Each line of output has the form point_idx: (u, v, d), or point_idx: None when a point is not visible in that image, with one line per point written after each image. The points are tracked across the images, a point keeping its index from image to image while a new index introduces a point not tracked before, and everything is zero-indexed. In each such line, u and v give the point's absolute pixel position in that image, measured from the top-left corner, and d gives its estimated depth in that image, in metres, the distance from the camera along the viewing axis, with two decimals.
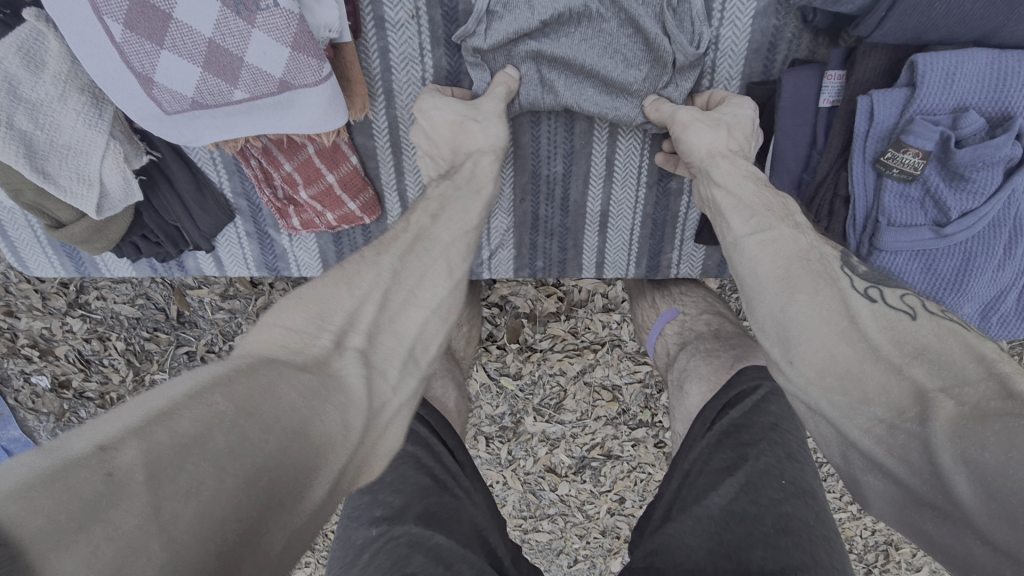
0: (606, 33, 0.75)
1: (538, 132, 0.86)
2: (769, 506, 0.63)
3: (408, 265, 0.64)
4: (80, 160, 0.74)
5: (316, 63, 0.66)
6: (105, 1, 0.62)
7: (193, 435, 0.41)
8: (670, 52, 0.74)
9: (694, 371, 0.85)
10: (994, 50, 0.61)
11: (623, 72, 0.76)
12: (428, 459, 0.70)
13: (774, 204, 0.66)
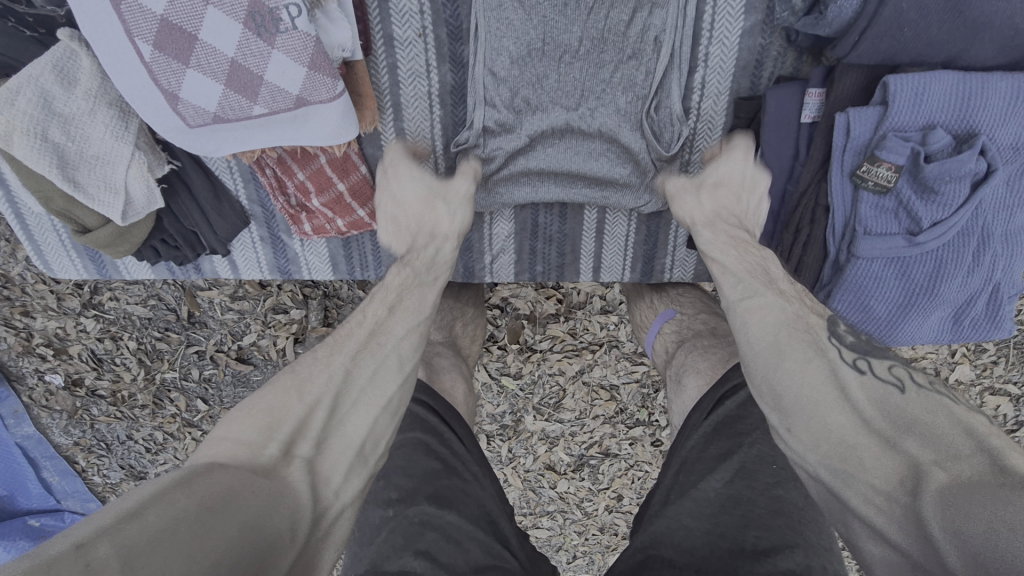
0: (590, 144, 0.88)
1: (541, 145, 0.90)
2: (763, 489, 0.68)
3: (360, 363, 0.66)
4: (108, 169, 0.79)
5: (330, 81, 0.71)
6: (135, 24, 0.67)
7: (160, 530, 0.45)
8: (657, 120, 0.86)
9: (691, 365, 0.89)
10: (960, 71, 0.66)
11: (605, 155, 0.89)
12: (437, 444, 0.75)
13: (758, 270, 0.69)
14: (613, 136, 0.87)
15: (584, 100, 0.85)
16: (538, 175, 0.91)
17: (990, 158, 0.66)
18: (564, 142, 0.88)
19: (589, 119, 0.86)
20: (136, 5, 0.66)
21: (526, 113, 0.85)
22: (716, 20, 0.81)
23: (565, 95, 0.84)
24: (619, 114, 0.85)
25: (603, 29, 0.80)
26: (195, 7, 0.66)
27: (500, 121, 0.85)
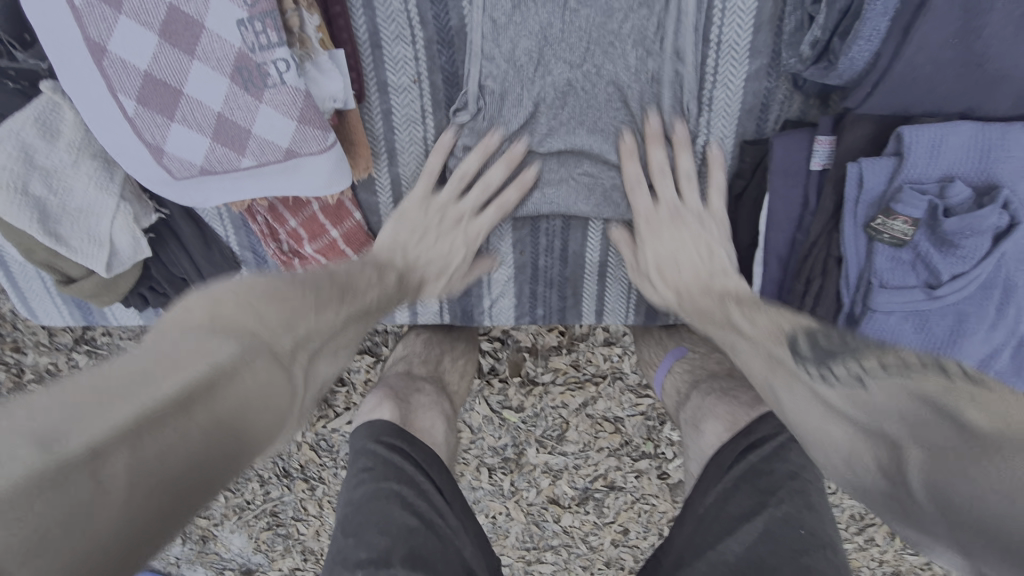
0: (596, 176, 0.82)
1: (545, 174, 0.83)
2: (788, 557, 0.60)
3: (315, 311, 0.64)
4: (92, 221, 0.77)
5: (321, 134, 0.68)
6: (118, 80, 0.64)
7: (180, 426, 0.44)
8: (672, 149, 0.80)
9: (710, 409, 0.83)
10: (979, 122, 0.63)
11: (614, 186, 0.83)
12: (415, 498, 0.70)
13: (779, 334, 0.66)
14: (617, 165, 0.81)
15: (591, 56, 0.75)
16: (544, 153, 0.82)
17: (1013, 212, 0.63)
18: (565, 180, 0.83)
19: (595, 77, 0.76)
20: (117, 60, 0.63)
21: (525, 136, 0.80)
22: (720, 64, 0.76)
23: (568, 119, 0.79)
24: (626, 149, 0.80)
25: (613, 72, 0.76)
26: (180, 61, 0.64)
27: (494, 158, 0.81)
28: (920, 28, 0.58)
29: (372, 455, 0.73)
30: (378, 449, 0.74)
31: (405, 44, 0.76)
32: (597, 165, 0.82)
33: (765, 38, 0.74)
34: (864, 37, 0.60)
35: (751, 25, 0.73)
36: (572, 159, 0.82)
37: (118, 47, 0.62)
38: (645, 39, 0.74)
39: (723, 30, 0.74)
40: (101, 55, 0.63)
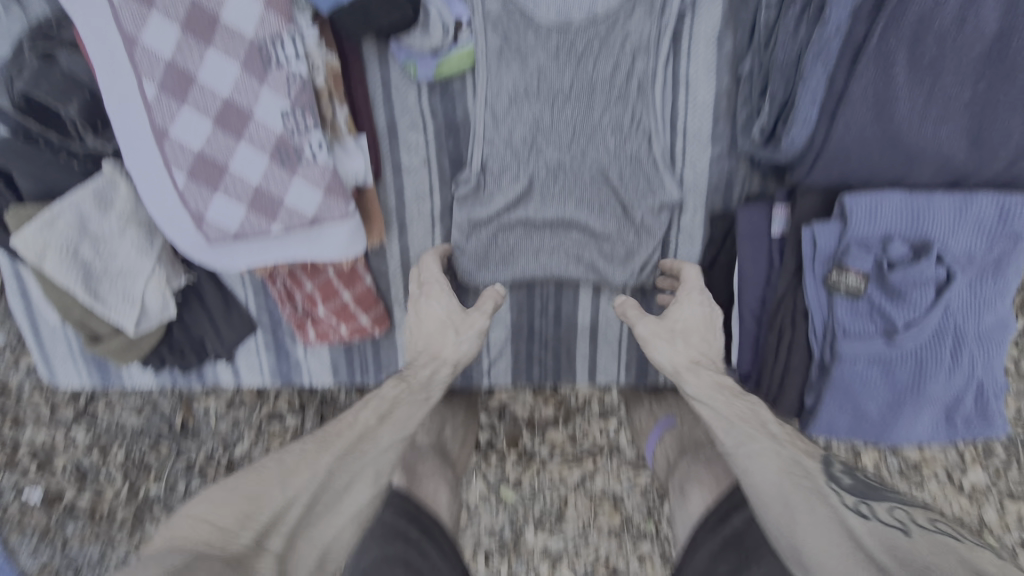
0: (583, 245, 0.93)
1: (539, 242, 0.93)
2: None
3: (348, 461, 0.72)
4: (127, 283, 0.85)
5: (343, 203, 0.79)
6: (174, 157, 0.75)
7: None
8: (654, 219, 0.89)
9: (694, 475, 0.87)
10: (907, 190, 0.73)
11: (600, 253, 0.93)
12: (418, 562, 0.76)
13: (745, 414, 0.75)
14: (600, 234, 0.91)
15: (576, 141, 0.87)
16: (537, 223, 0.92)
17: (948, 265, 0.73)
18: (556, 248, 0.93)
19: (580, 160, 0.87)
20: (176, 141, 0.74)
21: (519, 207, 0.90)
22: (688, 149, 0.88)
23: (557, 195, 0.90)
24: (609, 222, 0.91)
25: (596, 156, 0.87)
26: (229, 142, 0.75)
27: (493, 227, 0.91)
28: (845, 113, 0.67)
29: (381, 522, 0.79)
30: (384, 516, 0.80)
31: (417, 131, 0.89)
32: (584, 234, 0.92)
33: (725, 127, 0.87)
34: (800, 123, 0.69)
35: (711, 116, 0.86)
36: (563, 229, 0.92)
37: (179, 131, 0.74)
38: (623, 127, 0.86)
39: (690, 121, 0.87)
40: (162, 137, 0.74)
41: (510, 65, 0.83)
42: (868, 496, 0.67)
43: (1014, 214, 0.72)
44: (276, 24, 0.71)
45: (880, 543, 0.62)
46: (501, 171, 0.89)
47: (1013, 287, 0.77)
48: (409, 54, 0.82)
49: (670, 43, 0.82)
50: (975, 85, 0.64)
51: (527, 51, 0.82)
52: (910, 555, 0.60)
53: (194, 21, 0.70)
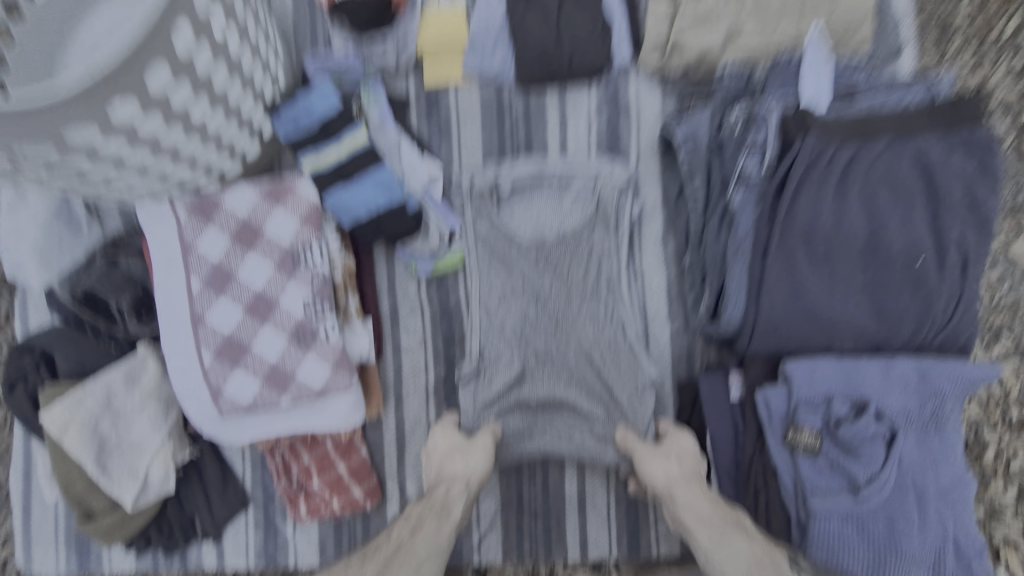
0: (574, 427, 0.98)
1: (532, 424, 0.98)
2: None
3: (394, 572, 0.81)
4: (135, 457, 0.90)
5: (348, 377, 0.89)
6: (205, 340, 0.87)
7: None
8: (640, 402, 0.94)
9: None
10: (836, 358, 0.83)
11: (591, 434, 0.97)
12: None
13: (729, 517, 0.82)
14: (590, 416, 0.97)
15: (560, 331, 0.96)
16: (528, 406, 0.97)
17: (888, 423, 0.81)
18: (548, 431, 0.98)
19: (564, 349, 0.96)
20: (209, 327, 0.87)
21: (510, 394, 0.97)
22: (650, 328, 1.02)
23: (547, 383, 0.96)
24: (596, 407, 0.97)
25: (579, 346, 0.96)
26: (255, 327, 0.88)
27: (485, 411, 0.97)
28: (765, 297, 0.81)
29: None
30: None
31: (416, 316, 1.03)
32: (574, 415, 0.98)
33: (678, 308, 1.02)
34: (732, 303, 0.83)
35: (665, 299, 1.02)
36: (554, 411, 0.98)
37: (213, 318, 0.87)
38: (600, 318, 0.96)
39: (649, 304, 1.02)
40: (198, 323, 0.87)
41: (498, 271, 0.97)
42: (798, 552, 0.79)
43: (934, 375, 0.81)
44: (307, 234, 0.89)
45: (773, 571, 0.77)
46: (493, 360, 0.96)
47: (958, 442, 0.84)
48: (411, 255, 1.00)
49: (628, 252, 0.97)
50: (863, 271, 0.80)
51: (511, 261, 0.97)
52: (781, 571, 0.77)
53: (242, 234, 0.88)
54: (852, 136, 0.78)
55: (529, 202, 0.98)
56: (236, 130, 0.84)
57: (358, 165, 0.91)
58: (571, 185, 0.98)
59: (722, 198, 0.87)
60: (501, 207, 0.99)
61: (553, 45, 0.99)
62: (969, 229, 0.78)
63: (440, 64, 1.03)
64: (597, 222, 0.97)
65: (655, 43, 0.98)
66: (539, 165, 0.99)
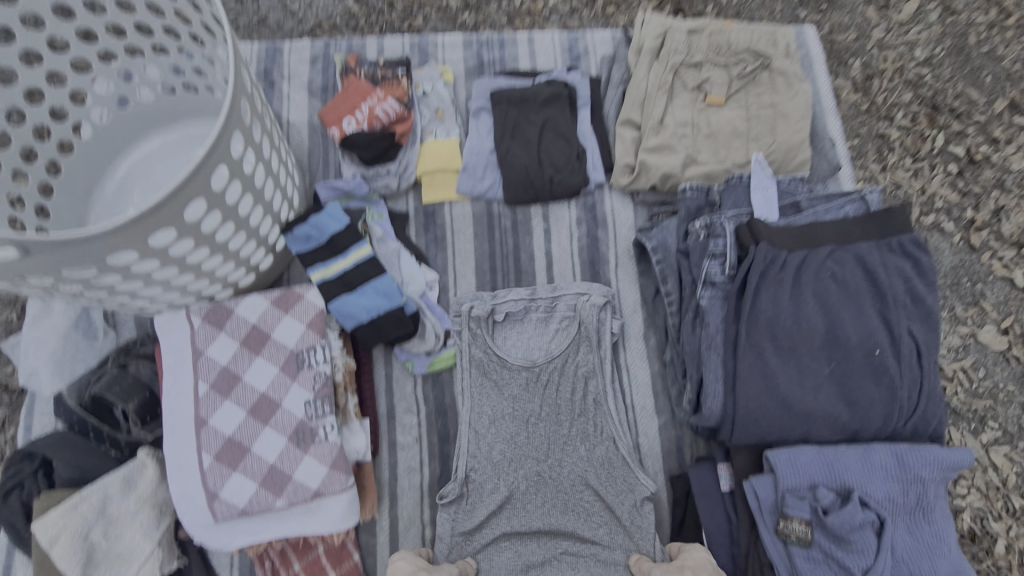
0: (576, 553, 0.97)
1: (525, 552, 0.97)
2: None
3: None
4: (123, 567, 0.89)
5: (344, 477, 0.90)
6: (207, 442, 0.90)
7: None
8: (641, 517, 0.96)
9: None
10: (815, 446, 0.87)
11: (594, 559, 0.97)
12: None
13: None
14: (591, 540, 0.97)
15: (551, 452, 1.01)
16: (520, 533, 0.98)
17: (874, 509, 0.82)
18: (546, 560, 0.97)
19: (558, 469, 1.00)
20: (212, 429, 0.90)
21: (501, 517, 0.98)
22: (639, 421, 1.06)
23: (538, 506, 0.98)
24: (594, 528, 0.98)
25: (572, 467, 1.00)
26: (255, 428, 0.91)
27: (479, 539, 0.97)
28: (741, 386, 0.86)
29: None
30: None
31: (411, 414, 1.06)
32: (574, 540, 0.98)
33: (664, 401, 1.07)
34: (711, 394, 0.89)
35: (651, 392, 1.07)
36: (549, 534, 0.98)
37: (217, 420, 0.91)
38: (592, 437, 1.01)
39: (636, 399, 1.07)
40: (202, 425, 0.90)
41: (490, 395, 1.03)
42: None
43: (911, 460, 0.84)
44: (311, 338, 0.95)
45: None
46: (484, 486, 0.99)
47: (950, 529, 0.84)
48: (408, 354, 1.07)
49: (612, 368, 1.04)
50: (829, 363, 0.86)
51: (504, 384, 1.03)
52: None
53: (251, 339, 0.94)
54: (799, 244, 0.89)
55: (520, 328, 1.06)
56: (253, 245, 0.94)
57: (362, 276, 1.00)
58: (556, 310, 1.06)
59: (692, 296, 0.96)
60: (494, 334, 1.06)
61: (535, 169, 1.14)
62: (916, 321, 0.86)
63: (439, 185, 1.17)
64: (581, 340, 1.04)
65: (624, 166, 1.14)
66: (532, 292, 1.07)
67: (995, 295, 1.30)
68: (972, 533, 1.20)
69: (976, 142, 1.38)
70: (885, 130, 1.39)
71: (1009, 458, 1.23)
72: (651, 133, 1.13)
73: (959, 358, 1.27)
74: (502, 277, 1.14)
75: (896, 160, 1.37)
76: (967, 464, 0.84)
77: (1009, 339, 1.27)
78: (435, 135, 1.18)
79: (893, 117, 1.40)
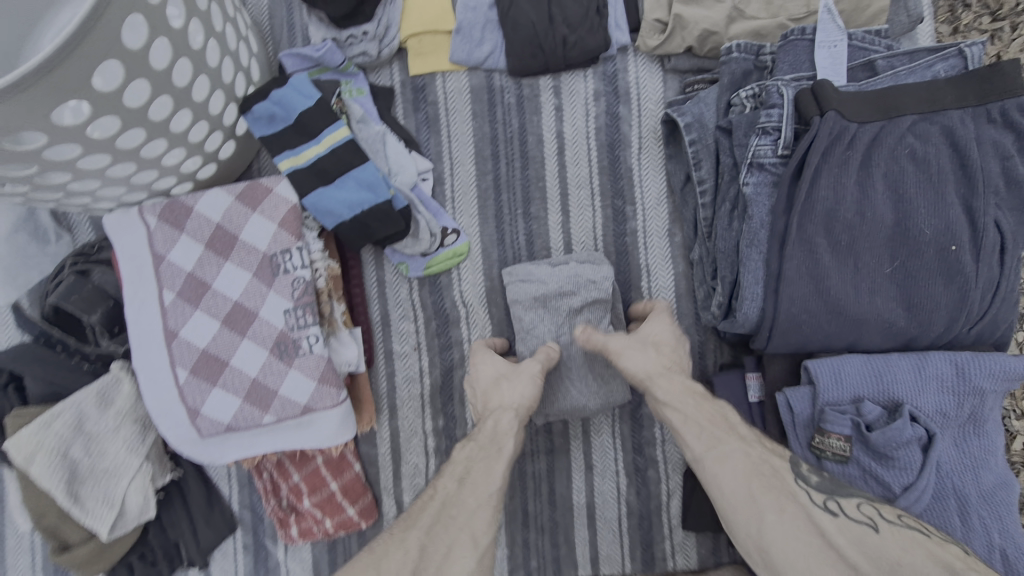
0: (574, 459, 0.97)
1: (525, 461, 0.97)
2: None
3: (435, 533, 0.68)
4: (111, 483, 0.84)
5: (335, 391, 0.83)
6: (180, 355, 0.81)
7: (447, 492, 0.73)
8: (637, 440, 0.96)
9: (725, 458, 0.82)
10: (864, 354, 0.76)
11: (591, 466, 0.96)
12: None
13: (716, 417, 0.75)
14: (590, 454, 0.96)
15: None
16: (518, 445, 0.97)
17: (924, 424, 0.73)
18: (550, 465, 0.97)
19: None
20: (184, 341, 0.81)
21: None
22: None
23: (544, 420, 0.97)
24: (602, 437, 0.96)
25: None
26: (232, 340, 0.81)
27: None
28: (785, 289, 0.73)
29: None
30: None
31: (408, 322, 0.96)
32: (574, 453, 0.96)
33: (687, 304, 0.95)
34: (749, 298, 0.76)
35: (674, 296, 0.95)
36: (550, 451, 0.97)
37: (188, 332, 0.81)
38: None
39: (655, 302, 0.96)
40: (172, 338, 0.81)
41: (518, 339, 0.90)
42: (835, 492, 0.69)
43: (972, 370, 0.74)
44: (286, 240, 0.83)
45: (851, 541, 0.63)
46: None
47: (999, 443, 0.76)
48: (402, 257, 0.95)
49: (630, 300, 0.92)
50: (892, 262, 0.73)
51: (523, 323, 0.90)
52: (881, 551, 0.62)
53: (217, 241, 0.82)
54: (875, 114, 0.71)
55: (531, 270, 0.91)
56: (206, 128, 0.77)
57: (340, 164, 0.85)
58: (551, 288, 0.88)
59: (732, 184, 0.81)
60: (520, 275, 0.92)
61: (545, 28, 0.92)
62: (1007, 211, 0.71)
63: (427, 52, 0.97)
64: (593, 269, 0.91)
65: (655, 23, 0.93)
66: (537, 279, 0.90)
67: None
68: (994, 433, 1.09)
69: None
70: None
71: None
72: None
73: None
74: (506, 165, 0.98)
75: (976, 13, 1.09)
76: None
77: None
78: None
79: None
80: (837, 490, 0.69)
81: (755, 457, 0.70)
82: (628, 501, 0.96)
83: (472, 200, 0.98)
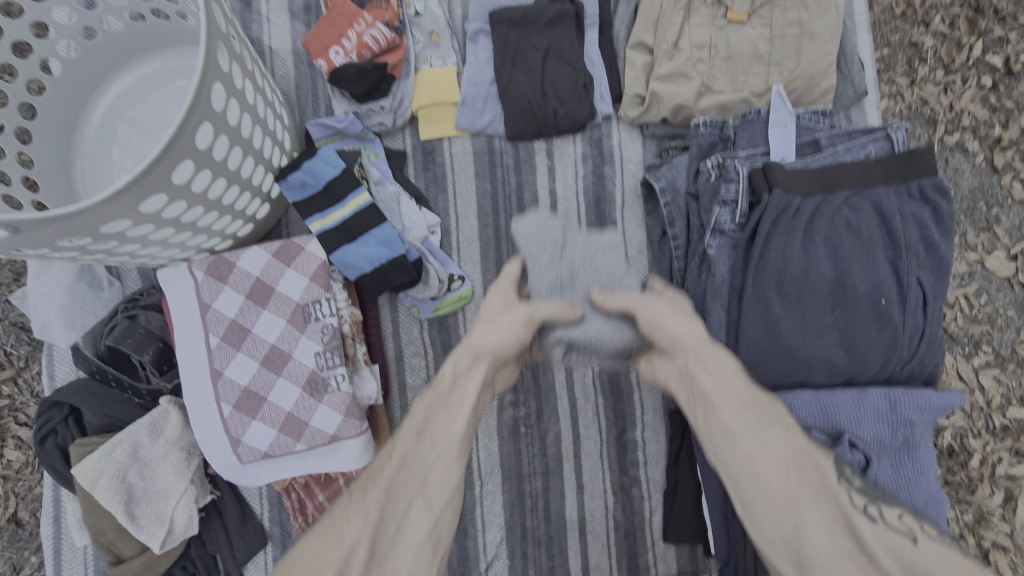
0: (567, 479, 1.09)
1: (523, 481, 1.09)
2: None
3: (394, 496, 0.74)
4: (162, 503, 0.96)
5: (358, 422, 0.95)
6: (225, 392, 0.93)
7: (384, 486, 0.75)
8: (622, 462, 1.09)
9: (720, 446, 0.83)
10: (813, 389, 0.88)
11: (582, 484, 1.09)
12: None
13: (768, 406, 0.79)
14: (580, 475, 1.09)
15: (546, 416, 1.09)
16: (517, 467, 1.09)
17: (863, 450, 0.85)
18: (545, 485, 1.09)
19: (553, 420, 1.09)
20: (229, 379, 0.93)
21: (500, 445, 1.09)
22: None
23: (540, 445, 1.09)
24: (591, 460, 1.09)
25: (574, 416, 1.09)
26: (270, 378, 0.94)
27: (484, 462, 1.09)
28: (744, 337, 0.86)
29: None
30: None
31: (419, 358, 1.09)
32: (567, 474, 1.09)
33: None
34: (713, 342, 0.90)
35: None
36: (545, 472, 1.09)
37: (231, 371, 0.94)
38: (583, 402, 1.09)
39: None
40: (218, 377, 0.93)
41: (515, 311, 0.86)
42: (879, 500, 0.73)
43: (901, 403, 0.86)
44: (316, 291, 0.96)
45: (884, 547, 0.68)
46: (493, 426, 1.10)
47: (930, 464, 0.89)
48: (413, 300, 1.07)
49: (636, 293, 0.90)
50: (833, 312, 0.86)
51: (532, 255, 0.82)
52: (898, 548, 0.68)
53: (256, 292, 0.95)
54: (815, 189, 0.86)
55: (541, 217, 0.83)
56: (249, 197, 0.91)
57: (363, 224, 0.98)
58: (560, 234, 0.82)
59: (699, 242, 0.96)
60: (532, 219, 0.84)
61: (539, 102, 1.06)
62: (926, 270, 0.85)
63: (435, 120, 1.10)
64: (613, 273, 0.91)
65: (635, 96, 1.07)
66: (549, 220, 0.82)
67: (1010, 220, 1.20)
68: (951, 448, 1.20)
69: (1019, 50, 1.21)
70: (919, 38, 1.21)
71: (996, 380, 1.20)
72: (664, 59, 1.04)
73: (963, 285, 1.21)
74: (505, 218, 1.11)
75: (927, 72, 1.22)
76: (955, 405, 0.88)
77: (1016, 265, 1.20)
78: (430, 63, 1.09)
79: (930, 21, 1.21)
80: (879, 496, 0.74)
81: (798, 447, 0.76)
82: (614, 516, 1.09)
83: (475, 249, 1.11)
